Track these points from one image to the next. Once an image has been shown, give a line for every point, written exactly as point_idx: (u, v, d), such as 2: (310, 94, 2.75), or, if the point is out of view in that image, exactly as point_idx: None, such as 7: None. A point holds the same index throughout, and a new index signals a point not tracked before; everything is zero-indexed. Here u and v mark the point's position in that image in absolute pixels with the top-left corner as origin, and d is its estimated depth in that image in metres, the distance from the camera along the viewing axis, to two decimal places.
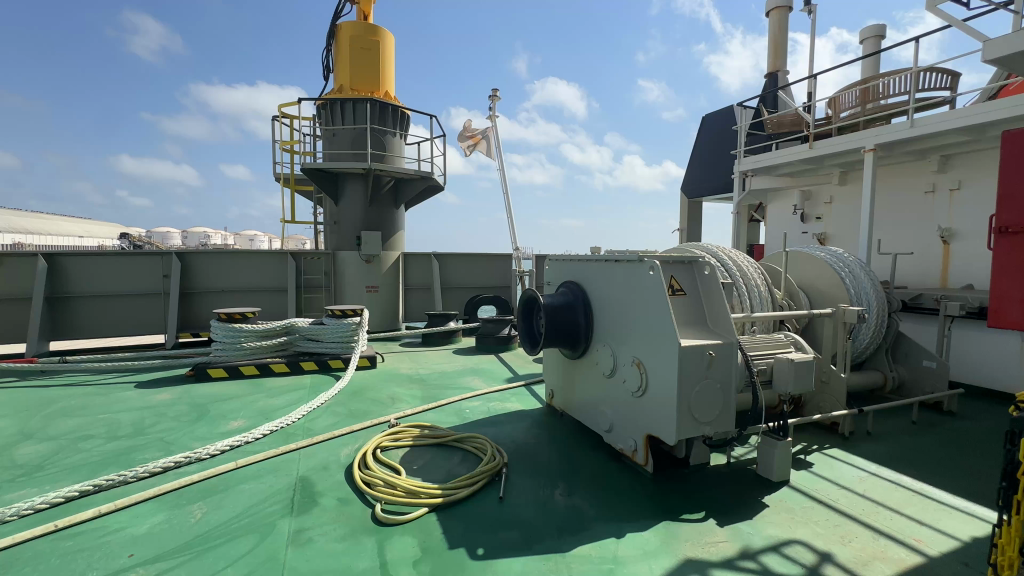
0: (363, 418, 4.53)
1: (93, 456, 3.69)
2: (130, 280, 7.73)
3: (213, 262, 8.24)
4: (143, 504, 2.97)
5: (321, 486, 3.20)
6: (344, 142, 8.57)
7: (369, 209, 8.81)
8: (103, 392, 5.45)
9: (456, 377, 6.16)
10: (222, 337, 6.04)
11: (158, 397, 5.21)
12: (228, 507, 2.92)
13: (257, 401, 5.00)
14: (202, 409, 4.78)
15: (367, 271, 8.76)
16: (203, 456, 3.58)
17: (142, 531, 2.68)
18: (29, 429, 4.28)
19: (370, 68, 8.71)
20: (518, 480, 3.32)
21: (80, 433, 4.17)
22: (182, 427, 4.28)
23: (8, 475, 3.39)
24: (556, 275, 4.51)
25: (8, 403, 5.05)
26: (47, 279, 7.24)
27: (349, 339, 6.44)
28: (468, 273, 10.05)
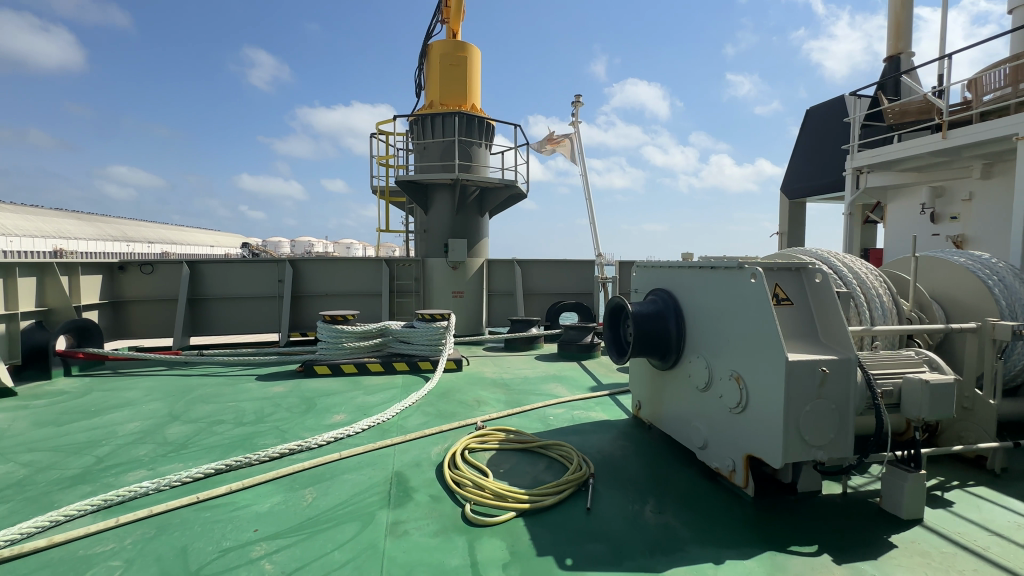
0: (451, 419, 4.72)
1: (224, 439, 4.21)
2: (251, 284, 8.74)
3: (319, 268, 9.08)
4: (265, 485, 3.33)
5: (415, 481, 3.37)
6: (434, 154, 9.01)
7: (456, 218, 9.17)
8: (231, 383, 6.22)
9: (539, 383, 6.19)
10: (327, 336, 6.61)
11: (274, 389, 5.82)
12: (333, 495, 3.18)
13: (356, 397, 5.40)
14: (310, 402, 5.27)
15: (454, 277, 9.11)
16: (312, 445, 3.94)
17: (264, 510, 3.00)
18: (176, 412, 5.00)
19: (459, 83, 9.10)
20: (605, 492, 3.24)
21: (214, 418, 4.78)
22: (294, 418, 4.75)
23: (161, 450, 3.97)
24: (644, 282, 4.38)
25: (160, 388, 5.95)
26: (189, 284, 8.43)
27: (437, 342, 6.74)
28: (550, 280, 10.09)
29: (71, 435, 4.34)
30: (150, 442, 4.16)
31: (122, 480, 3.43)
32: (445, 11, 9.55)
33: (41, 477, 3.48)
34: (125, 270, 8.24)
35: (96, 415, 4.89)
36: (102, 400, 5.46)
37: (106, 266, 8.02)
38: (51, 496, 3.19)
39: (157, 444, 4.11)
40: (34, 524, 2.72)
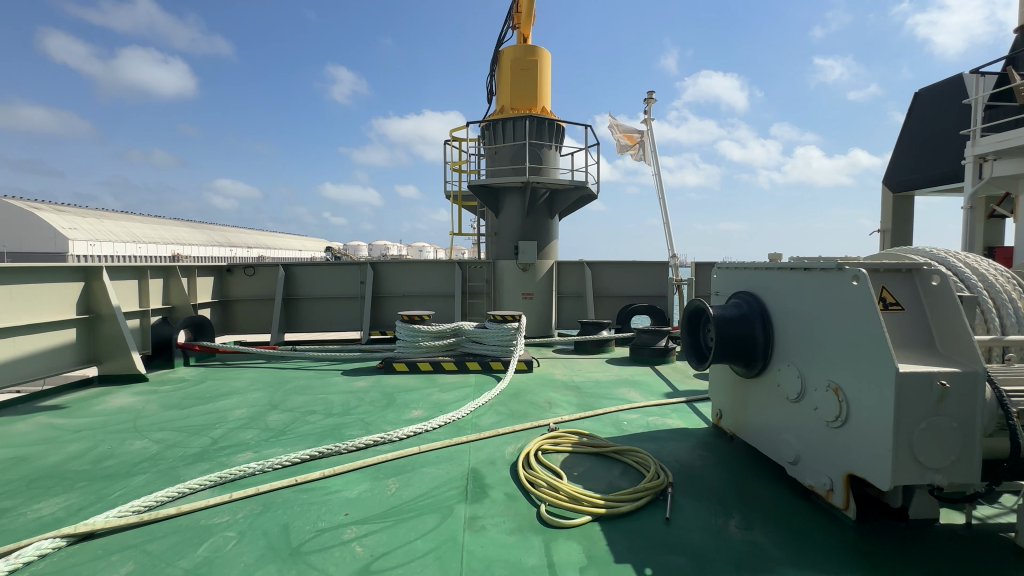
0: (523, 419, 4.77)
1: (317, 428, 4.58)
2: (337, 285, 9.41)
3: (396, 271, 9.57)
4: (353, 473, 3.57)
5: (490, 479, 3.45)
6: (504, 158, 9.15)
7: (525, 220, 9.26)
8: (320, 376, 6.73)
9: (611, 387, 6.07)
10: (404, 335, 6.95)
11: (358, 383, 6.23)
12: (414, 486, 3.34)
13: (431, 394, 5.63)
14: (390, 397, 5.57)
15: (524, 279, 9.20)
16: (394, 438, 4.16)
17: (353, 496, 3.21)
18: (275, 401, 5.50)
19: (529, 87, 9.19)
20: (685, 502, 3.12)
21: (307, 408, 5.21)
22: (377, 411, 5.04)
23: (264, 435, 4.40)
24: (726, 284, 4.16)
25: (261, 379, 6.58)
26: (284, 284, 9.24)
27: (508, 343, 6.84)
28: (621, 282, 9.87)
29: (190, 417, 4.93)
30: (255, 427, 4.61)
31: (233, 460, 3.84)
32: (516, 17, 9.72)
33: (170, 453, 3.99)
34: (232, 273, 9.21)
35: (211, 401, 5.52)
36: (215, 387, 6.14)
37: (217, 269, 9.02)
38: (177, 470, 3.65)
39: (261, 429, 4.56)
40: (166, 494, 3.12)
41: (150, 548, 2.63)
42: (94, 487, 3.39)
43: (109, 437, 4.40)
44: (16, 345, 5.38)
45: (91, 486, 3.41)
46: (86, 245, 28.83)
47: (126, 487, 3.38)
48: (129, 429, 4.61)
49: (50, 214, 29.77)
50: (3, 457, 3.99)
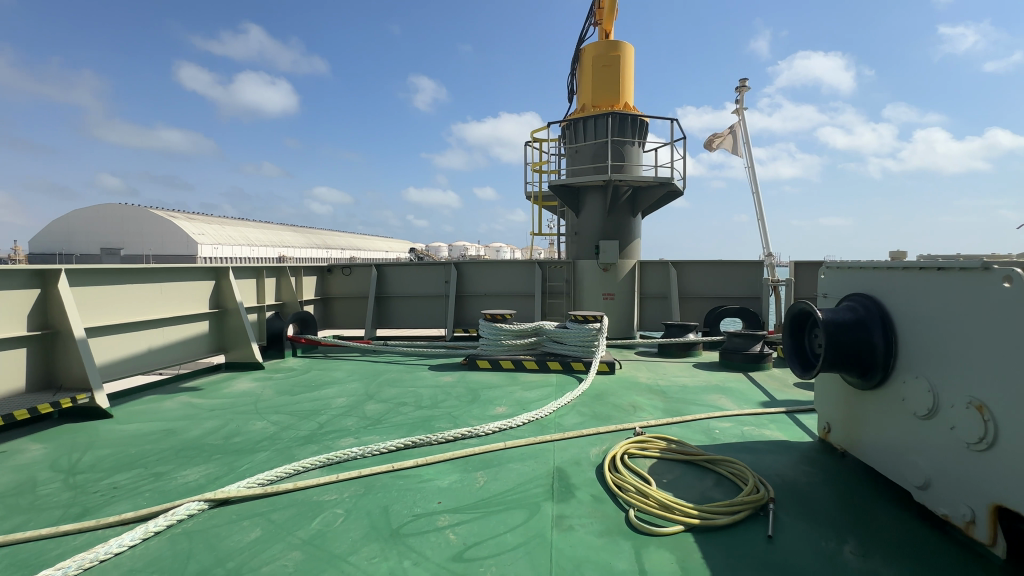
0: (607, 422, 4.70)
1: (409, 419, 4.86)
2: (424, 284, 9.91)
3: (479, 270, 9.86)
4: (444, 463, 3.74)
5: (576, 479, 3.45)
6: (585, 157, 9.06)
7: (607, 220, 9.09)
8: (410, 370, 7.12)
9: (700, 393, 5.78)
10: (488, 333, 7.14)
11: (444, 378, 6.51)
12: (502, 481, 3.42)
13: (514, 392, 5.74)
14: (475, 393, 5.75)
15: (605, 279, 9.04)
16: (480, 432, 4.30)
17: (444, 485, 3.37)
18: (371, 392, 5.92)
19: (611, 83, 9.01)
20: (789, 521, 2.89)
21: (399, 400, 5.54)
22: (463, 406, 5.24)
23: (363, 423, 4.75)
24: (836, 286, 3.78)
25: (358, 371, 7.11)
26: (377, 284, 9.91)
27: (589, 344, 6.77)
28: (709, 282, 9.36)
29: (300, 403, 5.46)
30: (354, 415, 5.00)
31: (337, 444, 4.19)
32: (598, 13, 9.57)
33: (285, 434, 4.45)
34: (332, 272, 10.06)
35: (316, 389, 6.07)
36: (319, 377, 6.75)
37: (319, 269, 9.89)
38: (291, 450, 4.06)
39: (360, 417, 4.94)
40: (284, 470, 3.49)
41: (273, 518, 2.96)
42: (226, 460, 3.88)
43: (235, 417, 5.01)
44: (162, 334, 6.31)
45: (224, 459, 3.91)
46: (212, 249, 33.05)
47: (251, 462, 3.83)
48: (251, 411, 5.22)
49: (185, 222, 34.44)
50: (157, 429, 4.71)
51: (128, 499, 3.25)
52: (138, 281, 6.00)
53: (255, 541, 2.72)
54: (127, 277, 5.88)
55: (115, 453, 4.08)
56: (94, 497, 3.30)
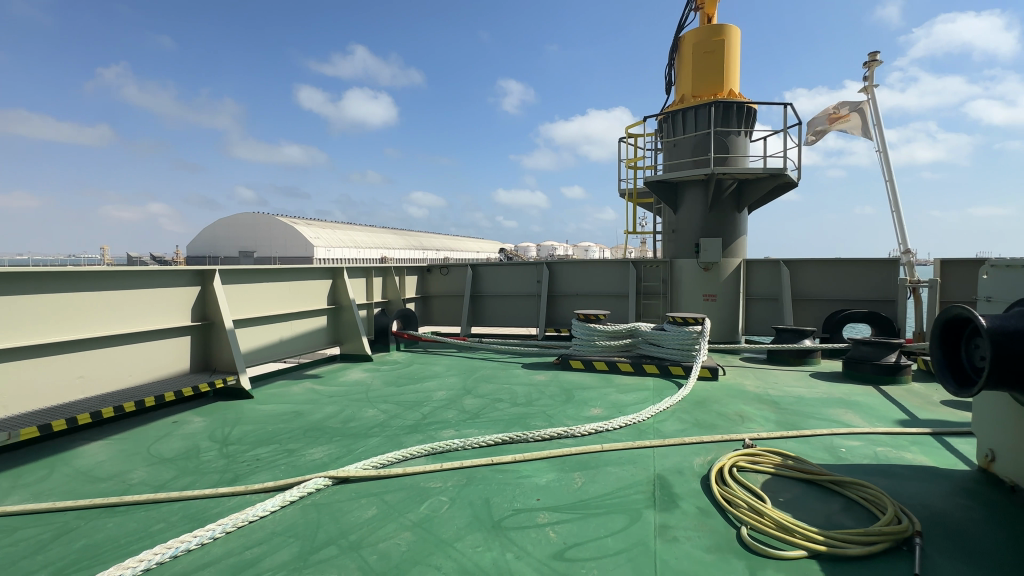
0: (711, 431, 4.42)
1: (505, 415, 4.98)
2: (517, 284, 10.11)
3: (571, 270, 9.82)
4: (541, 461, 3.78)
5: (679, 489, 3.28)
6: (685, 150, 8.61)
7: (708, 216, 8.53)
8: (504, 368, 7.30)
9: (821, 406, 5.20)
10: (581, 334, 7.08)
11: (538, 377, 6.57)
12: (600, 484, 3.37)
13: (609, 394, 5.61)
14: (569, 393, 5.74)
15: (706, 279, 8.51)
16: (576, 433, 4.27)
17: (542, 483, 3.40)
18: (468, 387, 6.16)
19: (714, 71, 8.44)
20: (941, 560, 2.49)
21: (495, 396, 5.70)
22: (557, 405, 5.25)
23: (462, 416, 4.97)
24: (1003, 288, 3.19)
25: (455, 366, 7.44)
26: (472, 283, 10.30)
27: (689, 347, 6.44)
28: (829, 283, 8.40)
29: (405, 394, 5.86)
30: (454, 408, 5.24)
31: (440, 435, 4.42)
32: None
33: (393, 423, 4.80)
34: (431, 272, 10.63)
35: (418, 382, 6.47)
36: (420, 371, 7.17)
37: (419, 270, 10.51)
38: (399, 438, 4.37)
39: (459, 411, 5.16)
40: (394, 456, 3.76)
41: (386, 499, 3.21)
42: (345, 442, 4.28)
43: (350, 404, 5.50)
44: (289, 327, 7.15)
45: (342, 441, 4.32)
46: (325, 251, 36.76)
47: (366, 446, 4.19)
48: (363, 399, 5.70)
49: (304, 228, 38.54)
50: (288, 411, 5.33)
51: (267, 470, 3.73)
52: (272, 280, 6.88)
53: (371, 518, 2.97)
54: (264, 277, 6.75)
55: (256, 429, 4.70)
56: (242, 466, 3.83)
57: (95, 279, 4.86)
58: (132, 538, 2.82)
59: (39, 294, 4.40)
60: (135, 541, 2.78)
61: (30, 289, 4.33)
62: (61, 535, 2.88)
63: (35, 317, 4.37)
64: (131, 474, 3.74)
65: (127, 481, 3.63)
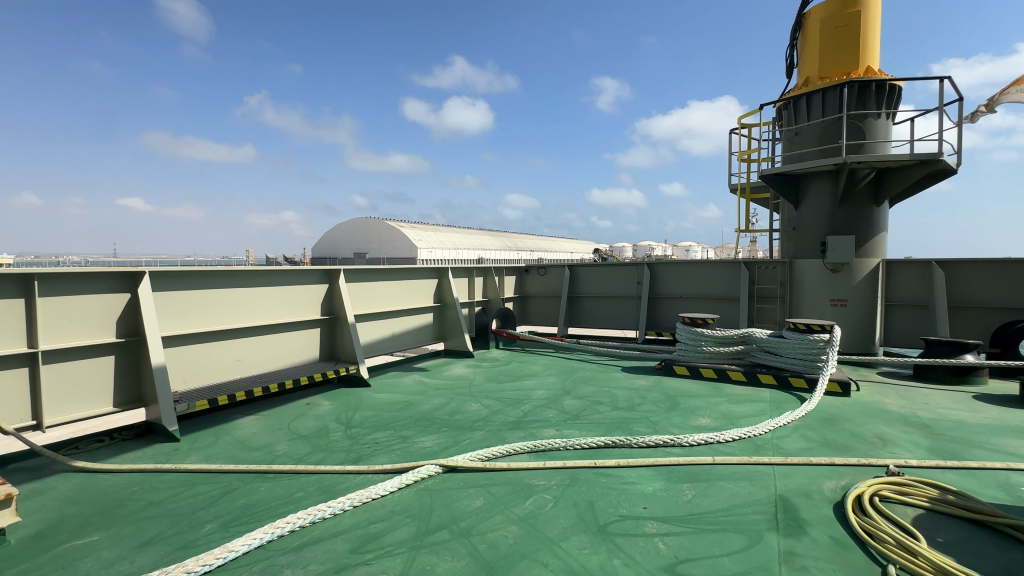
0: (844, 452, 3.92)
1: (606, 418, 4.88)
2: (616, 285, 9.87)
3: (674, 271, 9.36)
4: (646, 469, 3.64)
5: (807, 514, 2.96)
6: (809, 139, 7.76)
7: (839, 211, 7.58)
8: (603, 370, 7.17)
9: (990, 434, 4.36)
10: (686, 338, 6.70)
11: (639, 381, 6.36)
12: (713, 499, 3.16)
13: (719, 404, 5.24)
14: (674, 400, 5.46)
15: (834, 282, 7.58)
16: (684, 443, 4.06)
17: (649, 491, 3.28)
18: (567, 387, 6.16)
19: (846, 47, 7.50)
20: None
21: (595, 398, 5.62)
22: (662, 412, 5.03)
23: (563, 417, 4.97)
24: None
25: (553, 366, 7.47)
26: (570, 284, 10.28)
27: (814, 358, 5.78)
28: (998, 288, 7.03)
29: (506, 391, 6.02)
30: (554, 408, 5.27)
31: (541, 433, 4.47)
32: None
33: (496, 418, 4.96)
34: (529, 272, 10.79)
35: (518, 380, 6.60)
36: (519, 369, 7.32)
37: (518, 270, 10.73)
38: (502, 433, 4.50)
39: (559, 411, 5.17)
40: (498, 450, 3.88)
41: (493, 491, 3.32)
42: (452, 433, 4.52)
43: (455, 397, 5.79)
44: (400, 322, 7.73)
45: (450, 432, 4.56)
46: (427, 253, 39.12)
47: (471, 438, 4.38)
48: (467, 394, 5.97)
49: (409, 231, 41.35)
50: (401, 400, 5.76)
51: (385, 454, 4.06)
52: (387, 279, 7.50)
53: (479, 508, 3.09)
54: (380, 277, 7.37)
55: (374, 415, 5.15)
56: (364, 448, 4.22)
57: (248, 277, 5.69)
58: (280, 503, 3.24)
59: (208, 289, 5.28)
60: (282, 505, 3.20)
61: (201, 285, 5.22)
62: (225, 493, 3.41)
63: (203, 309, 5.23)
64: (276, 447, 4.31)
65: (273, 452, 4.19)
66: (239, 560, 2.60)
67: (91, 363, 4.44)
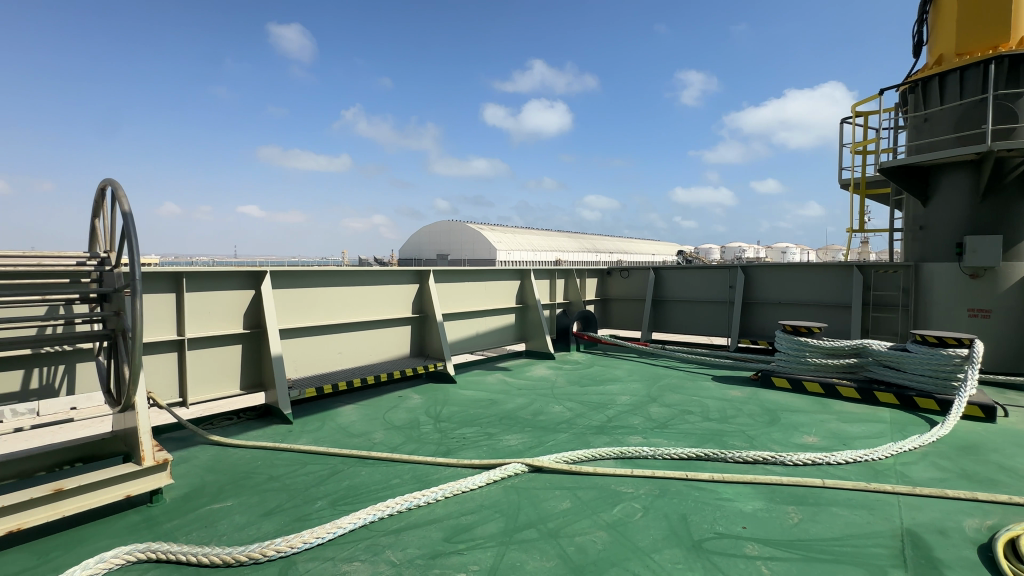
0: (989, 487, 3.38)
1: (697, 429, 4.64)
2: (705, 289, 9.35)
3: (772, 275, 8.67)
4: (744, 486, 3.41)
5: (944, 554, 2.59)
6: (942, 125, 6.81)
7: (980, 207, 6.57)
8: (691, 378, 6.83)
9: None
10: (787, 348, 6.17)
11: (732, 392, 5.96)
12: (824, 525, 2.88)
13: (827, 422, 4.76)
14: (773, 414, 5.05)
15: (973, 290, 6.55)
16: (787, 461, 3.74)
17: (748, 510, 3.07)
18: (653, 394, 5.94)
19: (991, 16, 6.44)
20: None
21: (684, 407, 5.37)
22: (760, 426, 4.67)
23: (649, 424, 4.81)
24: None
25: (637, 372, 7.25)
26: (655, 287, 9.92)
27: (947, 376, 5.05)
28: None
29: (589, 395, 5.95)
30: (640, 415, 5.12)
31: (627, 440, 4.37)
32: None
33: (579, 421, 4.92)
34: (611, 275, 10.57)
35: (601, 384, 6.49)
36: (601, 373, 7.20)
37: (600, 272, 10.57)
38: (587, 437, 4.45)
39: (645, 418, 5.01)
40: (584, 454, 3.85)
41: (579, 495, 3.30)
42: (536, 434, 4.56)
43: (538, 398, 5.84)
44: (484, 322, 7.95)
45: (534, 432, 4.61)
46: (506, 253, 39.82)
47: (556, 440, 4.39)
48: (550, 395, 5.99)
49: (489, 233, 42.41)
50: (485, 398, 5.92)
51: (472, 450, 4.19)
52: (472, 280, 7.76)
53: (566, 510, 3.09)
54: (465, 278, 7.65)
55: (461, 411, 5.34)
56: (452, 442, 4.40)
57: (350, 277, 6.18)
58: (378, 487, 3.48)
59: (316, 287, 5.82)
60: (381, 490, 3.43)
61: (311, 284, 5.77)
62: (332, 474, 3.73)
63: (313, 305, 5.78)
64: (374, 435, 4.63)
65: (371, 440, 4.51)
66: (347, 536, 2.84)
67: (223, 350, 5.08)
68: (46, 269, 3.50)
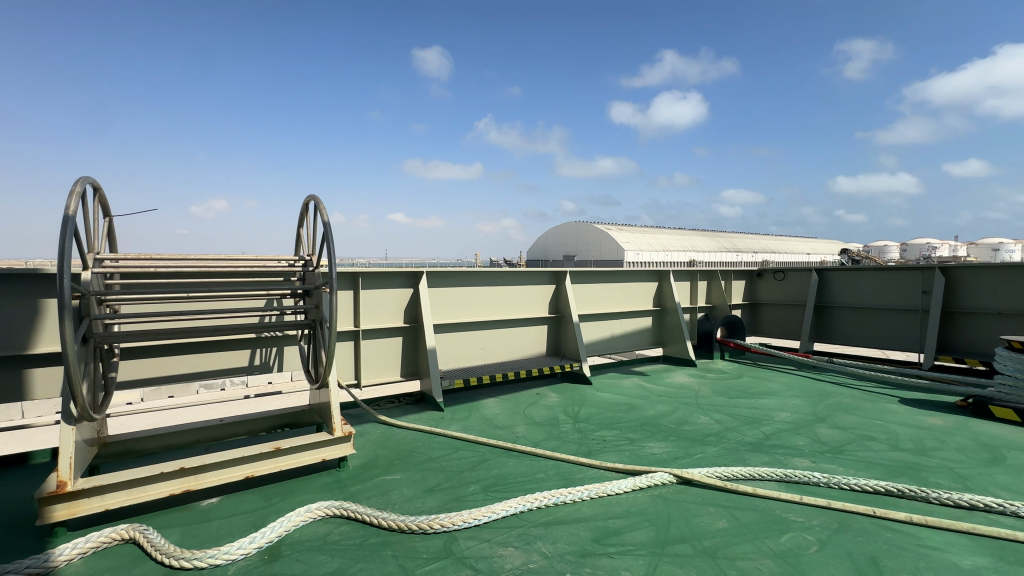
0: None
1: (883, 459, 3.94)
2: (887, 294, 7.90)
3: (987, 278, 6.96)
4: (956, 535, 2.80)
5: None
6: None
7: None
8: (869, 398, 5.82)
9: None
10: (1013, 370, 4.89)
11: (930, 419, 4.93)
12: None
13: None
14: (994, 452, 4.06)
15: None
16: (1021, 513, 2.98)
17: (966, 565, 2.51)
18: (820, 414, 5.20)
19: None
20: None
21: (863, 432, 4.60)
22: (975, 465, 3.79)
23: (819, 447, 4.22)
24: None
25: (797, 387, 6.42)
26: (818, 291, 8.71)
27: None
28: None
29: (740, 408, 5.43)
30: (805, 435, 4.52)
31: (791, 462, 3.90)
32: None
33: (730, 436, 4.53)
34: (762, 277, 9.54)
35: (754, 397, 5.88)
36: (753, 385, 6.53)
37: (748, 274, 9.63)
38: (741, 453, 4.08)
39: (813, 440, 4.41)
40: (741, 472, 3.54)
41: (738, 515, 3.04)
42: (682, 444, 4.31)
43: (681, 407, 5.52)
44: (619, 325, 7.78)
45: (680, 443, 4.37)
46: (636, 254, 38.51)
47: (705, 453, 4.10)
48: (694, 405, 5.61)
49: (618, 233, 41.37)
50: (623, 402, 5.78)
51: (614, 454, 4.13)
52: (608, 281, 7.64)
53: (724, 530, 2.87)
54: (601, 279, 7.57)
55: (599, 413, 5.29)
56: (593, 443, 4.38)
57: (493, 277, 6.55)
58: (525, 479, 3.63)
59: (463, 287, 6.29)
60: (528, 482, 3.58)
61: (459, 284, 6.25)
62: (482, 461, 4.00)
63: (461, 303, 6.27)
64: (516, 429, 4.84)
65: (514, 433, 4.72)
66: (500, 522, 3.02)
67: (389, 341, 5.79)
68: (269, 269, 4.37)
